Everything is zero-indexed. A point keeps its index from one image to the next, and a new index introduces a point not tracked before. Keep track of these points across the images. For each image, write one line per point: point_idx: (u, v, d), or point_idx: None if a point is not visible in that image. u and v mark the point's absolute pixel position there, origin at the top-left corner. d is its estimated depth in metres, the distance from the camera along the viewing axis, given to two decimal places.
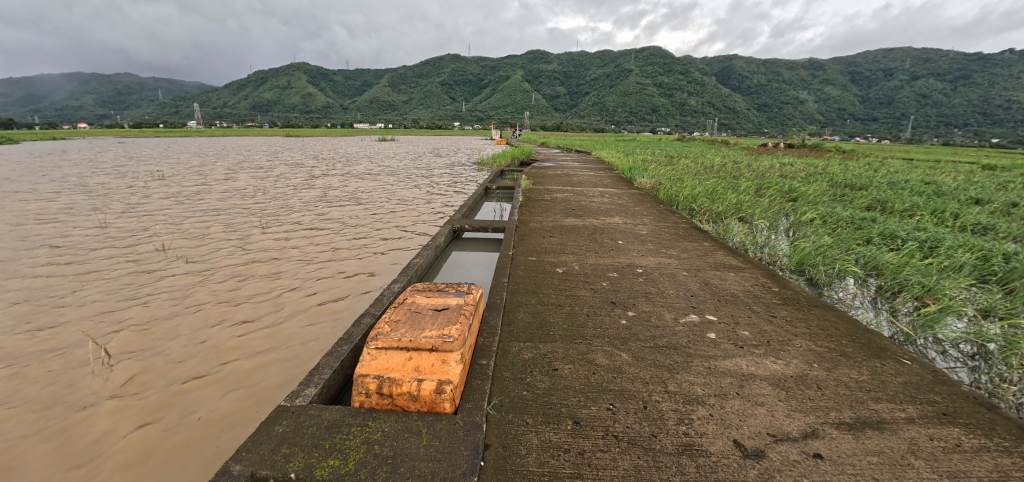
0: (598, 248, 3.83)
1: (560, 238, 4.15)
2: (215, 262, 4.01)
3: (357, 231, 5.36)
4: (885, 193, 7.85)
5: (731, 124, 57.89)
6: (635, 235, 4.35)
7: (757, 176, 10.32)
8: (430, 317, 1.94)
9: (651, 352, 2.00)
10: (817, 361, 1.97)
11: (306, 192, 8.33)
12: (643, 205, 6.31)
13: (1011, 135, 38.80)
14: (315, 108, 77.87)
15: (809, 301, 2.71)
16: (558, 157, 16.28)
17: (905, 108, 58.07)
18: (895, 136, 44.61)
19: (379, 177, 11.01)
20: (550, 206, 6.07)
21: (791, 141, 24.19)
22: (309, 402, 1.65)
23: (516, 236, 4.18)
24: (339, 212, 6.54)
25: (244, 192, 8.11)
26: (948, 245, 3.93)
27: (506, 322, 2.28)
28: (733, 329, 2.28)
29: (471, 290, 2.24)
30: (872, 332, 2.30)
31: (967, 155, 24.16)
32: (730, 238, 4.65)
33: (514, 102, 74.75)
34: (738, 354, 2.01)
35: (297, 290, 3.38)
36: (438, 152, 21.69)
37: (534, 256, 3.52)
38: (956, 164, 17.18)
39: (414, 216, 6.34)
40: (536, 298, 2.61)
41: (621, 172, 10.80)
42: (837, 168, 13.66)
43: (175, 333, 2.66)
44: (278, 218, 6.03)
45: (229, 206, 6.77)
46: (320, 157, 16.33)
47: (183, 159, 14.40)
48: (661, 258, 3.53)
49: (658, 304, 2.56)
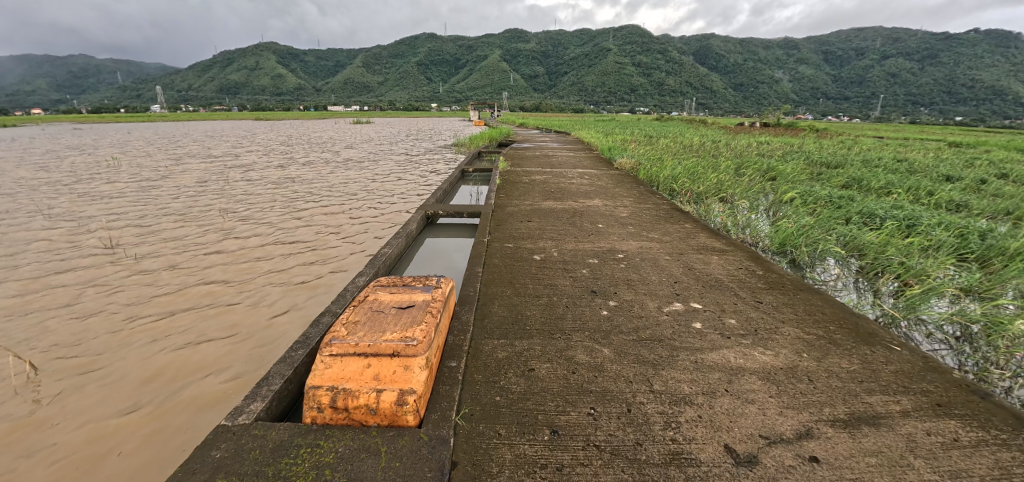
0: (578, 232, 3.67)
1: (538, 223, 3.97)
2: (168, 255, 3.71)
3: (324, 220, 5.05)
4: (859, 171, 8.00)
5: (709, 104, 58.58)
6: (616, 217, 4.22)
7: (736, 155, 10.36)
8: (392, 317, 1.74)
9: (634, 346, 1.87)
10: (806, 350, 1.89)
11: (271, 179, 7.88)
12: (623, 186, 6.18)
13: (972, 113, 40.30)
14: (284, 90, 74.53)
15: (794, 284, 2.63)
16: (536, 138, 16.06)
17: (875, 87, 59.63)
18: (863, 114, 46.10)
19: (351, 162, 10.55)
20: (528, 188, 5.86)
21: (766, 119, 24.65)
22: (254, 420, 1.45)
23: (492, 221, 3.98)
24: (308, 198, 6.22)
25: (201, 180, 7.58)
26: (923, 224, 3.97)
27: (479, 317, 2.10)
28: (720, 317, 2.17)
29: (440, 283, 2.05)
30: (859, 316, 2.25)
31: (933, 133, 25.04)
32: (710, 219, 4.56)
33: (492, 83, 73.31)
34: (724, 345, 1.91)
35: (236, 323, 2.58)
36: (414, 135, 21.11)
37: (510, 242, 3.33)
38: (925, 142, 17.71)
39: (386, 203, 6.04)
40: (512, 289, 2.44)
41: (601, 152, 10.68)
42: (813, 146, 13.87)
43: (116, 341, 2.39)
44: (241, 205, 5.69)
45: (183, 195, 6.29)
46: (287, 142, 15.60)
47: (135, 146, 13.41)
48: (643, 242, 3.39)
49: (641, 293, 2.42)
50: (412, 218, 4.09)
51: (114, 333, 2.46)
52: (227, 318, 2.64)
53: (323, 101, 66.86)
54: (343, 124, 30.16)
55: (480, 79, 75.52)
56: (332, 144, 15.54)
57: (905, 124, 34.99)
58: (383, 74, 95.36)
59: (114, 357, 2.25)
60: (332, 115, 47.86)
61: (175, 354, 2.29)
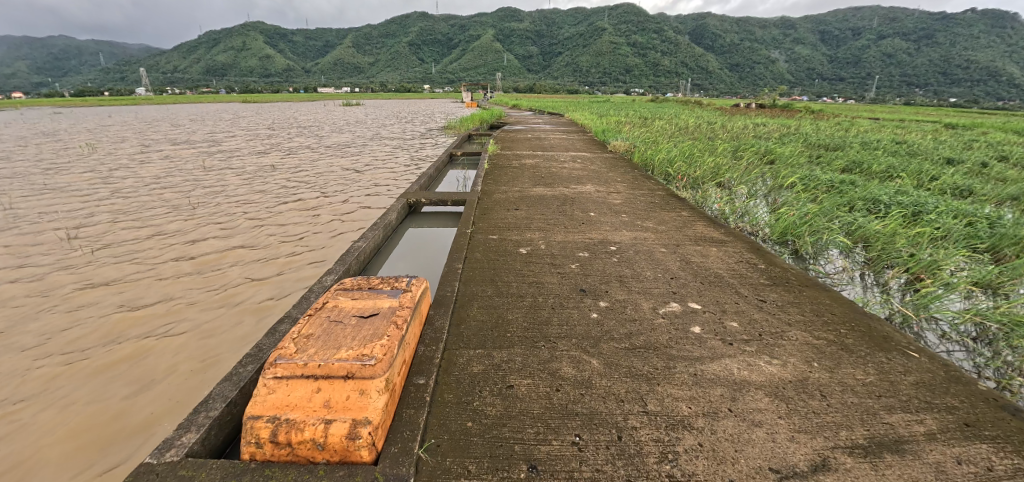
0: (568, 221, 3.44)
1: (527, 211, 3.73)
2: (128, 251, 3.45)
3: (300, 211, 4.77)
4: (859, 154, 7.82)
5: (705, 86, 57.94)
6: (608, 205, 3.99)
7: (733, 137, 10.12)
8: (350, 329, 1.51)
9: (626, 356, 1.67)
10: (817, 359, 1.73)
11: (250, 165, 7.53)
12: (617, 170, 5.92)
13: (965, 95, 40.26)
14: (271, 71, 72.55)
15: (798, 280, 2.45)
16: (529, 119, 15.68)
17: (870, 68, 59.22)
18: (859, 95, 45.91)
19: (336, 147, 10.16)
20: (519, 173, 5.59)
21: (763, 99, 24.37)
22: (183, 457, 1.23)
23: (477, 210, 3.74)
24: (288, 187, 5.95)
25: (175, 167, 7.21)
26: (929, 211, 3.82)
27: (456, 323, 1.88)
28: (721, 319, 1.99)
29: (410, 286, 1.82)
30: (869, 316, 2.10)
31: (928, 114, 24.92)
32: (708, 206, 4.36)
33: (485, 63, 71.80)
34: (727, 354, 1.73)
35: (189, 347, 2.22)
36: (404, 118, 20.57)
37: (495, 234, 3.09)
38: (921, 123, 17.59)
39: (368, 191, 5.75)
40: (493, 288, 2.22)
41: (595, 134, 10.40)
42: (810, 128, 13.67)
43: (56, 352, 2.15)
44: (216, 195, 5.41)
45: (154, 185, 5.96)
46: (271, 126, 15.08)
47: (111, 131, 12.87)
48: (637, 233, 3.18)
49: (635, 291, 2.21)
50: (392, 208, 3.83)
51: (54, 344, 2.21)
52: (180, 340, 2.28)
53: (312, 83, 65.28)
54: (332, 107, 29.31)
55: (473, 59, 73.92)
56: (319, 127, 15.08)
57: (900, 105, 34.95)
58: (374, 54, 92.96)
59: (37, 391, 1.90)
60: (322, 97, 46.70)
61: (140, 345, 2.23)
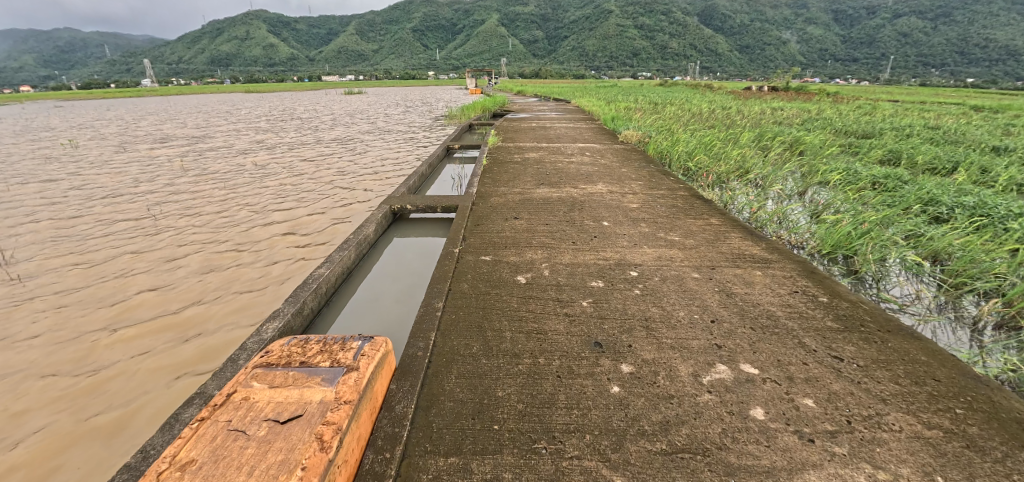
0: (577, 234, 2.90)
1: (528, 220, 3.19)
2: (66, 276, 2.99)
3: (277, 217, 4.29)
4: (894, 142, 7.15)
5: (714, 68, 56.27)
6: (623, 210, 3.44)
7: (752, 124, 9.41)
8: (251, 452, 1.01)
9: (664, 473, 1.15)
10: (940, 468, 1.20)
11: (236, 163, 7.07)
12: (630, 165, 5.34)
13: (986, 75, 38.68)
14: (273, 61, 72.03)
15: (876, 325, 1.90)
16: (533, 106, 15.04)
17: (886, 48, 57.08)
18: (874, 76, 44.45)
19: (330, 140, 9.66)
20: (520, 170, 5.03)
21: (776, 81, 23.41)
22: None
23: (470, 219, 3.20)
24: (270, 188, 5.47)
25: (156, 167, 6.77)
26: (1004, 216, 3.23)
27: (426, 405, 1.37)
28: (789, 394, 1.46)
29: (359, 362, 1.31)
30: (985, 383, 1.55)
31: (950, 95, 23.73)
32: (739, 210, 3.79)
33: (489, 49, 70.57)
34: (809, 462, 1.20)
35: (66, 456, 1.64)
36: (406, 106, 19.99)
37: (489, 253, 2.56)
38: (943, 106, 16.69)
39: (357, 192, 5.25)
40: (481, 341, 1.69)
41: (604, 123, 9.76)
42: (832, 113, 12.88)
43: None
44: (189, 200, 4.94)
45: (128, 188, 5.52)
46: (267, 118, 14.60)
47: (103, 126, 12.48)
48: (661, 250, 2.63)
49: (668, 347, 1.68)
50: (372, 216, 3.24)
51: None
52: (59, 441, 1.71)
53: (314, 72, 64.70)
54: (333, 96, 28.73)
55: (477, 46, 72.62)
56: (316, 118, 14.56)
57: (917, 86, 33.68)
58: (377, 42, 91.69)
59: None
60: (324, 86, 46.05)
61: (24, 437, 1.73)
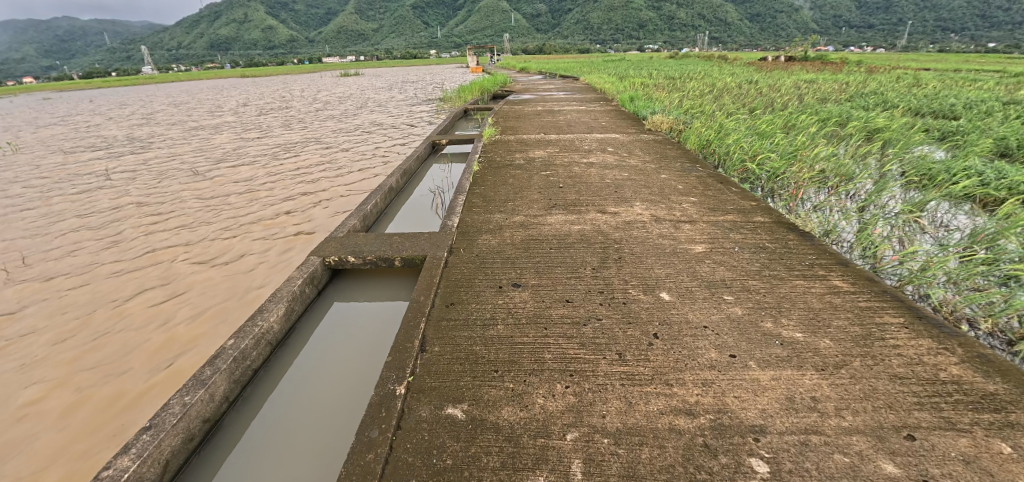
0: (619, 323, 1.67)
1: (535, 284, 1.97)
2: None
3: (194, 252, 3.15)
4: (985, 124, 5.78)
5: (724, 38, 53.51)
6: (684, 256, 2.23)
7: (796, 102, 7.97)
8: None
9: None
10: None
11: (183, 164, 5.88)
12: (667, 166, 4.09)
13: (1009, 38, 36.26)
14: (267, 43, 70.03)
15: None
16: (539, 85, 13.62)
17: (905, 12, 53.82)
18: (894, 42, 41.79)
19: (306, 132, 8.41)
20: (524, 178, 3.83)
21: (794, 49, 21.45)
22: None
23: (442, 284, 1.99)
24: (207, 202, 4.28)
25: (85, 174, 5.60)
26: None
27: None
28: None
29: None
30: None
31: (977, 62, 21.94)
32: (851, 248, 2.53)
33: (488, 25, 67.96)
34: None
35: None
36: (401, 88, 18.62)
37: (464, 388, 1.36)
38: (981, 74, 15.09)
39: (315, 205, 4.09)
40: None
41: (621, 104, 8.37)
42: (876, 85, 11.31)
43: None
44: (96, 222, 3.80)
45: (34, 206, 4.38)
46: (247, 106, 13.32)
47: (62, 121, 11.29)
48: (787, 375, 1.41)
49: None
50: (288, 283, 2.04)
51: None
52: None
53: (309, 52, 62.82)
54: (326, 80, 27.36)
55: (476, 21, 69.87)
56: (300, 105, 13.28)
57: (938, 53, 31.60)
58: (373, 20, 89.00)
59: None
60: (319, 67, 44.19)
61: None
